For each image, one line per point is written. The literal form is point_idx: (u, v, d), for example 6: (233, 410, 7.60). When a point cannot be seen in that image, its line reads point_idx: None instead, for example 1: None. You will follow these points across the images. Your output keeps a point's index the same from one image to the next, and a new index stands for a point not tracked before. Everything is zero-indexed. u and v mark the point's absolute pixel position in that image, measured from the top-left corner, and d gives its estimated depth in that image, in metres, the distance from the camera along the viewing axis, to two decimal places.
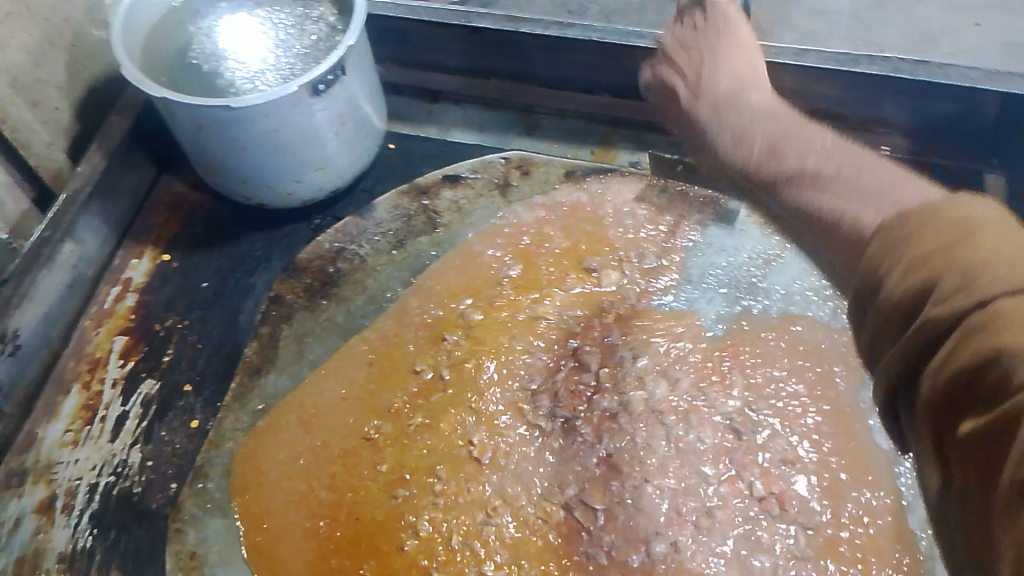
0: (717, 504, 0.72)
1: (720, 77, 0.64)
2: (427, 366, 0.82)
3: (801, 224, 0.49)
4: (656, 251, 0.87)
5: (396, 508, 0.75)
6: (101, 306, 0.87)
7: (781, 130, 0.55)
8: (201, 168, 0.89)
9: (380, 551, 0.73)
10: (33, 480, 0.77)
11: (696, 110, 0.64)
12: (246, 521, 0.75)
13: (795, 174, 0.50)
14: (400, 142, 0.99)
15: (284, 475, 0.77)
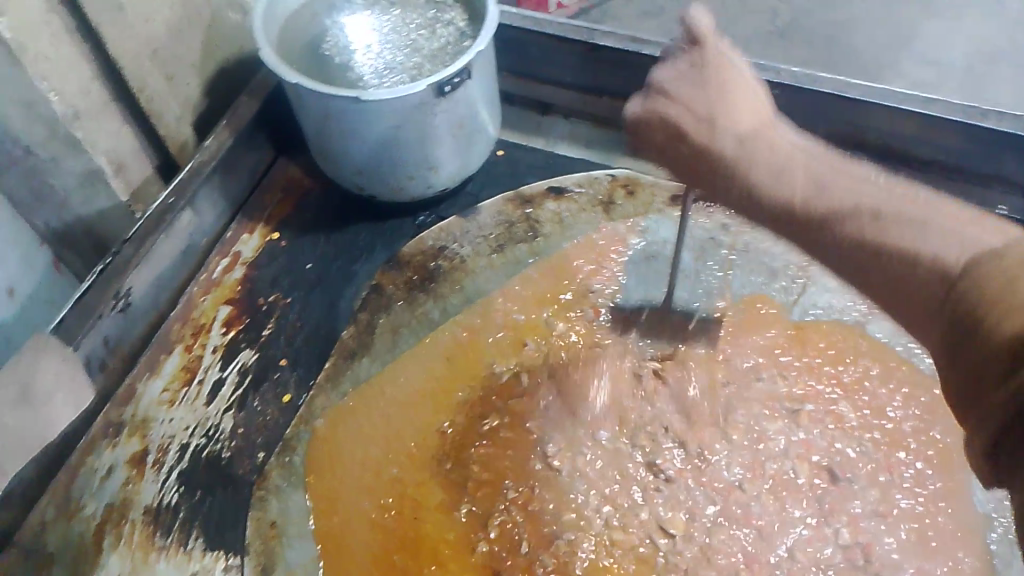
0: (798, 546, 0.71)
1: (739, 117, 0.57)
2: (505, 369, 0.83)
3: (869, 271, 0.48)
4: (757, 282, 0.87)
5: (464, 512, 0.75)
6: (209, 275, 0.90)
7: (826, 169, 0.53)
8: (318, 156, 0.92)
9: (443, 556, 0.73)
10: (128, 433, 0.80)
11: (717, 152, 0.57)
12: (317, 503, 0.76)
13: (831, 211, 0.50)
14: (509, 150, 1.00)
15: (357, 461, 0.78)
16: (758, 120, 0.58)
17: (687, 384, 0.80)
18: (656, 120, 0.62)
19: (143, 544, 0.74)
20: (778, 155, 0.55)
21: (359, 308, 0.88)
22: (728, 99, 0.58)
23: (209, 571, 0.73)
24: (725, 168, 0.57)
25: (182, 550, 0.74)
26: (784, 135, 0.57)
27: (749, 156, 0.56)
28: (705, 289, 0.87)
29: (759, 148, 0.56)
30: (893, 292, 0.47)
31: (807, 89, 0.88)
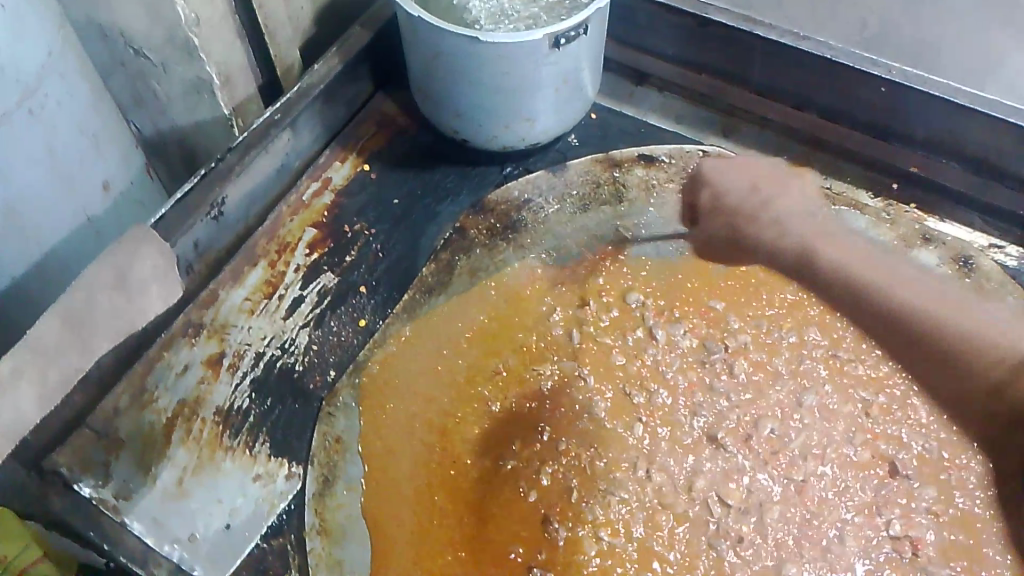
0: (849, 532, 0.72)
1: None
2: (568, 323, 0.84)
3: None
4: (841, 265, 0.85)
5: (511, 458, 0.77)
6: (300, 197, 0.92)
7: None
8: (418, 92, 0.93)
9: (487, 504, 0.75)
10: (208, 334, 0.82)
11: None
12: (368, 428, 0.78)
13: (885, 277, 0.61)
14: (603, 115, 1.01)
15: (409, 391, 0.80)
16: None
17: (754, 361, 0.81)
18: None
19: (211, 442, 0.77)
20: (848, 248, 0.64)
21: (440, 246, 0.89)
22: None
23: (273, 476, 0.75)
24: None
25: (248, 453, 0.77)
26: None
27: None
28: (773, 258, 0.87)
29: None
30: None
31: (914, 87, 0.88)
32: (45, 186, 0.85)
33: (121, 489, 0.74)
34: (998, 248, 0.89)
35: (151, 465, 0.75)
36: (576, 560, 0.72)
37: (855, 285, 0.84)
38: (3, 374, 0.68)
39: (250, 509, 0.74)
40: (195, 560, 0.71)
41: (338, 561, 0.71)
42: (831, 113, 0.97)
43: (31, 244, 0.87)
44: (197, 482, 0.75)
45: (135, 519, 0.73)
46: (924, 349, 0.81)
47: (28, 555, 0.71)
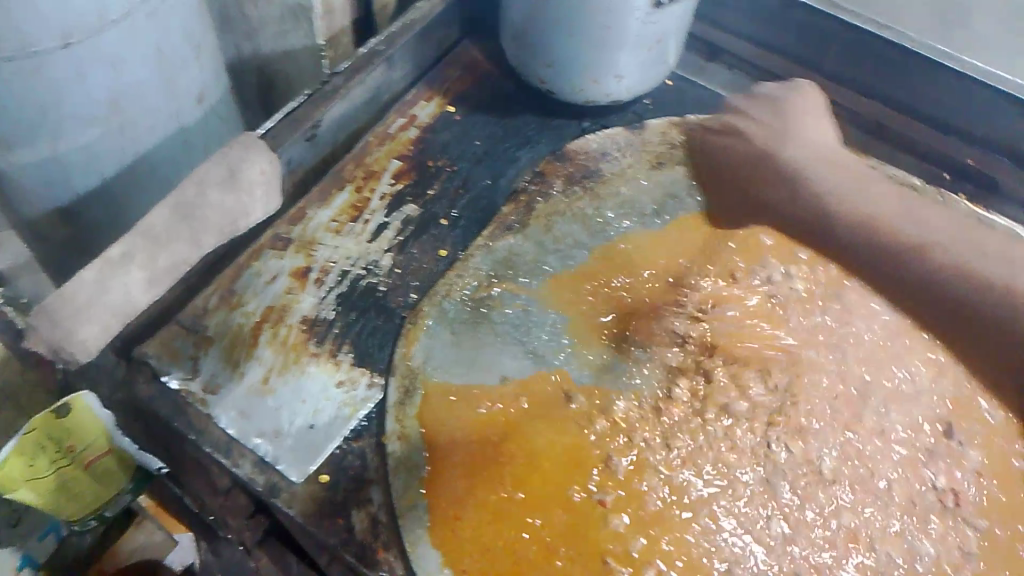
0: (898, 482, 0.77)
1: (783, 142, 0.95)
2: (642, 263, 0.89)
3: (856, 274, 0.91)
4: (823, 230, 0.92)
5: (572, 406, 0.78)
6: (387, 129, 0.96)
7: (888, 219, 0.90)
8: (513, 40, 0.97)
9: (548, 444, 0.76)
10: (296, 248, 0.86)
11: (752, 164, 0.96)
12: (427, 350, 0.80)
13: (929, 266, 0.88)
14: (678, 83, 1.06)
15: (477, 322, 0.83)
16: (749, 157, 0.96)
17: (798, 311, 0.86)
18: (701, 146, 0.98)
19: (297, 346, 0.80)
20: (845, 195, 0.92)
21: (518, 188, 0.92)
22: (745, 193, 0.95)
23: (355, 383, 0.79)
24: (798, 190, 0.93)
25: (332, 359, 0.80)
26: (821, 183, 0.92)
27: (763, 169, 0.95)
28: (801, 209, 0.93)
29: (823, 197, 0.92)
30: (941, 311, 0.87)
31: (987, 85, 0.92)
32: (149, 89, 0.89)
33: (208, 383, 0.77)
34: None
35: (238, 362, 0.79)
36: (640, 493, 0.74)
37: (898, 252, 0.89)
38: (115, 256, 0.73)
39: (332, 411, 0.77)
40: (280, 454, 0.74)
41: (416, 466, 0.74)
42: (899, 105, 1.02)
43: (123, 143, 0.92)
44: (282, 381, 0.78)
45: (222, 411, 0.76)
46: (919, 294, 0.88)
47: (93, 450, 0.76)
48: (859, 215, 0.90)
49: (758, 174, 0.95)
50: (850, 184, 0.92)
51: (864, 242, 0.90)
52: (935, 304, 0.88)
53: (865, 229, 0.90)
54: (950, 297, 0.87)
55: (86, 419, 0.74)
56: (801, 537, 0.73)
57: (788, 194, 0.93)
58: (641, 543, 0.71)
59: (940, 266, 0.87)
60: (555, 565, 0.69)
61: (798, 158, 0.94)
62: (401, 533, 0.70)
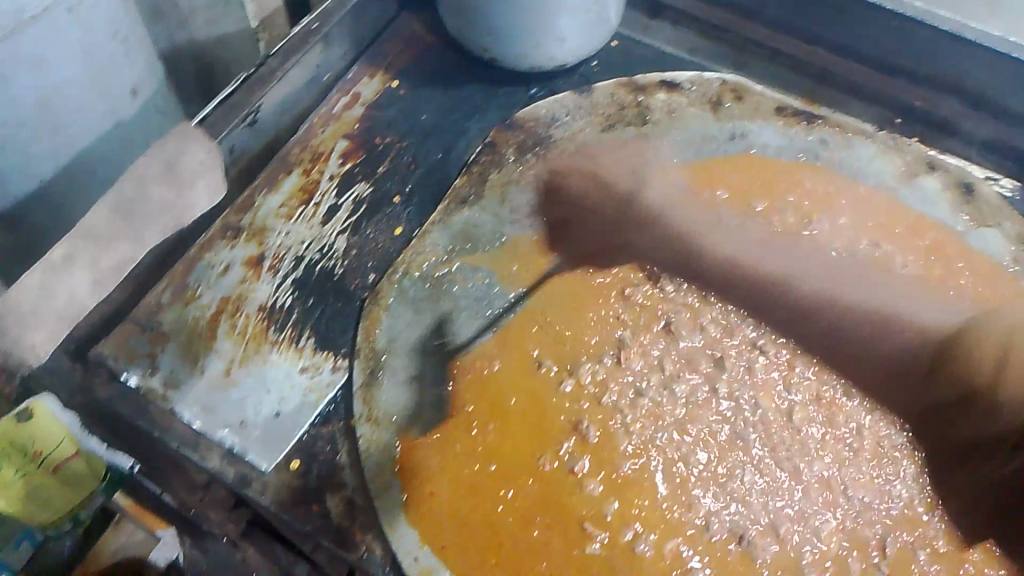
0: (866, 426, 0.78)
1: (663, 175, 0.91)
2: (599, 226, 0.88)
3: (759, 300, 0.84)
4: (780, 182, 0.90)
5: (541, 374, 0.78)
6: (331, 109, 0.94)
7: (782, 251, 0.87)
8: (452, 10, 0.95)
9: (516, 414, 0.76)
10: (247, 236, 0.84)
11: (634, 203, 0.89)
12: (390, 328, 0.79)
13: (828, 296, 0.84)
14: (624, 43, 1.05)
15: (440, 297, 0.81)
16: (622, 216, 0.89)
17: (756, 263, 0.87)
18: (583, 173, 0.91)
19: (256, 336, 0.79)
20: (730, 255, 0.87)
21: (470, 161, 0.91)
22: (625, 231, 0.88)
23: (319, 368, 0.78)
24: (675, 266, 0.86)
25: (294, 347, 0.79)
26: (704, 235, 0.88)
27: (644, 220, 0.88)
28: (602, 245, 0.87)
29: (708, 248, 0.87)
30: (849, 367, 0.81)
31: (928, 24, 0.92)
32: (81, 84, 0.86)
33: (168, 379, 0.76)
34: (993, 179, 0.92)
35: (198, 356, 0.77)
36: (611, 455, 0.74)
37: (779, 291, 0.85)
38: (58, 260, 0.72)
39: (297, 398, 0.76)
40: (247, 445, 0.73)
41: (387, 447, 0.73)
42: (842, 50, 1.02)
43: (59, 142, 0.89)
44: (244, 372, 0.77)
45: (185, 407, 0.74)
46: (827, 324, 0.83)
47: (60, 456, 0.70)
48: (753, 259, 0.86)
49: (638, 218, 0.88)
50: (710, 228, 0.88)
51: (754, 290, 0.85)
52: (839, 362, 0.81)
53: (756, 289, 0.85)
54: (857, 351, 0.82)
55: (48, 422, 0.69)
56: (775, 487, 0.74)
57: (666, 246, 0.87)
58: (614, 507, 0.72)
59: (802, 296, 0.84)
60: (532, 534, 0.70)
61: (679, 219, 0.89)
62: (377, 514, 0.70)
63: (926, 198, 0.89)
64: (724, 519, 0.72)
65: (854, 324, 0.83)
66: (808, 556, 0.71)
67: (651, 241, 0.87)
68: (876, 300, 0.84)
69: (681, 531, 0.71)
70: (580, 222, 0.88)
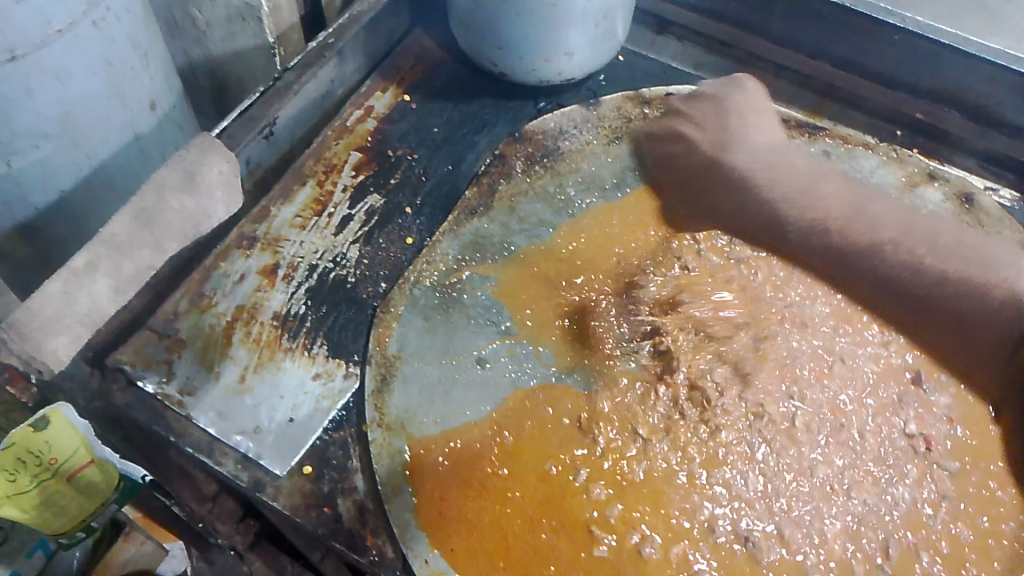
0: (870, 431, 0.79)
1: (738, 145, 0.93)
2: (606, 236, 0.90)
3: (819, 258, 0.89)
4: None
5: (555, 381, 0.80)
6: (343, 122, 0.96)
7: (855, 213, 0.89)
8: (463, 26, 0.97)
9: (521, 423, 0.77)
10: (262, 246, 0.86)
11: (714, 162, 0.93)
12: (403, 332, 0.81)
13: (895, 260, 0.87)
14: (629, 58, 1.07)
15: (452, 305, 0.83)
16: (703, 162, 0.94)
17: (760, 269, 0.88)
18: (669, 132, 0.97)
19: (271, 343, 0.81)
20: (802, 207, 0.89)
21: (481, 172, 0.93)
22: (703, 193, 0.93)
23: (331, 375, 0.79)
24: (747, 220, 0.91)
25: (307, 353, 0.80)
26: (773, 194, 0.90)
27: (721, 175, 0.92)
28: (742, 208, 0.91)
29: (781, 199, 0.90)
30: (910, 325, 0.86)
31: (929, 37, 0.94)
32: (100, 97, 0.88)
33: (184, 386, 0.77)
34: (992, 189, 0.96)
35: (213, 363, 0.79)
36: (615, 462, 0.76)
37: (845, 254, 0.88)
38: (79, 266, 0.73)
39: (311, 404, 0.78)
40: (262, 450, 0.75)
41: (399, 451, 0.74)
42: (845, 64, 1.03)
43: (79, 154, 0.91)
44: (259, 379, 0.78)
45: (200, 413, 0.76)
46: (891, 288, 0.87)
47: (75, 463, 0.69)
48: (823, 216, 0.88)
49: (716, 178, 0.92)
50: (780, 185, 0.90)
51: (819, 243, 0.88)
52: (904, 309, 0.87)
53: (821, 249, 0.89)
54: (924, 307, 0.86)
55: (65, 427, 0.68)
56: (781, 491, 0.75)
57: (741, 194, 0.91)
58: (619, 509, 0.73)
59: (877, 263, 0.87)
60: (540, 537, 0.71)
61: (750, 167, 0.92)
62: (388, 517, 0.71)
63: (930, 204, 0.91)
64: (729, 522, 0.73)
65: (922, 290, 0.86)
66: (813, 558, 0.72)
67: (722, 201, 0.92)
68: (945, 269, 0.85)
69: (686, 535, 0.72)
70: (705, 182, 0.93)
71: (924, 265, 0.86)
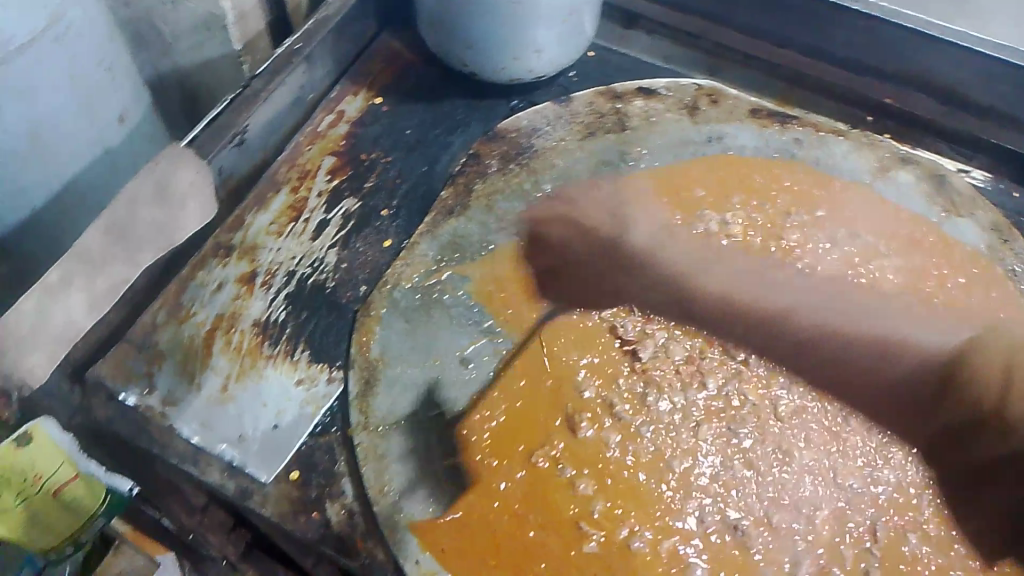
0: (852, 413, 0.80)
1: (637, 218, 0.90)
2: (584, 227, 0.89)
3: (727, 326, 0.84)
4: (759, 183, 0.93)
5: (543, 376, 0.80)
6: (315, 128, 0.96)
7: (755, 288, 0.86)
8: (431, 27, 0.97)
9: (508, 420, 0.77)
10: (239, 255, 0.86)
11: (620, 247, 0.88)
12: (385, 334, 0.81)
13: (813, 325, 0.84)
14: (600, 53, 1.07)
15: (433, 307, 0.83)
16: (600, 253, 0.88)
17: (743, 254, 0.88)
18: (563, 215, 0.90)
19: (251, 351, 0.80)
20: (700, 283, 0.86)
21: (456, 171, 0.93)
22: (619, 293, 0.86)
23: (314, 381, 0.79)
24: (649, 296, 0.86)
25: (289, 360, 0.80)
26: (700, 279, 0.87)
27: (641, 253, 0.88)
28: (662, 300, 0.85)
29: (699, 282, 0.86)
30: (836, 388, 0.82)
31: (892, 23, 0.95)
32: (68, 112, 0.88)
33: (165, 399, 0.77)
34: (964, 171, 0.97)
35: (193, 375, 0.78)
36: (598, 454, 0.76)
37: (774, 313, 0.85)
38: (53, 281, 0.73)
39: (295, 410, 0.77)
40: (247, 458, 0.74)
41: (384, 454, 0.74)
42: (812, 52, 1.04)
43: (50, 170, 0.90)
44: (241, 387, 0.78)
45: (183, 423, 0.75)
46: (826, 362, 0.83)
47: (59, 480, 0.68)
48: (732, 286, 0.86)
49: (621, 263, 0.87)
50: (703, 279, 0.86)
51: (733, 320, 0.84)
52: (827, 366, 0.83)
53: (747, 312, 0.85)
54: (859, 372, 0.82)
55: (47, 447, 0.67)
56: (767, 479, 0.76)
57: (652, 287, 0.86)
58: (603, 506, 0.73)
59: (800, 329, 0.84)
60: (527, 535, 0.71)
61: (643, 236, 0.89)
62: (379, 520, 0.71)
63: (902, 189, 0.92)
64: (715, 511, 0.74)
65: (854, 337, 0.84)
66: (802, 543, 0.73)
67: (641, 280, 0.86)
68: (873, 325, 0.84)
69: (676, 528, 0.72)
70: (609, 272, 0.87)
71: (863, 326, 0.84)
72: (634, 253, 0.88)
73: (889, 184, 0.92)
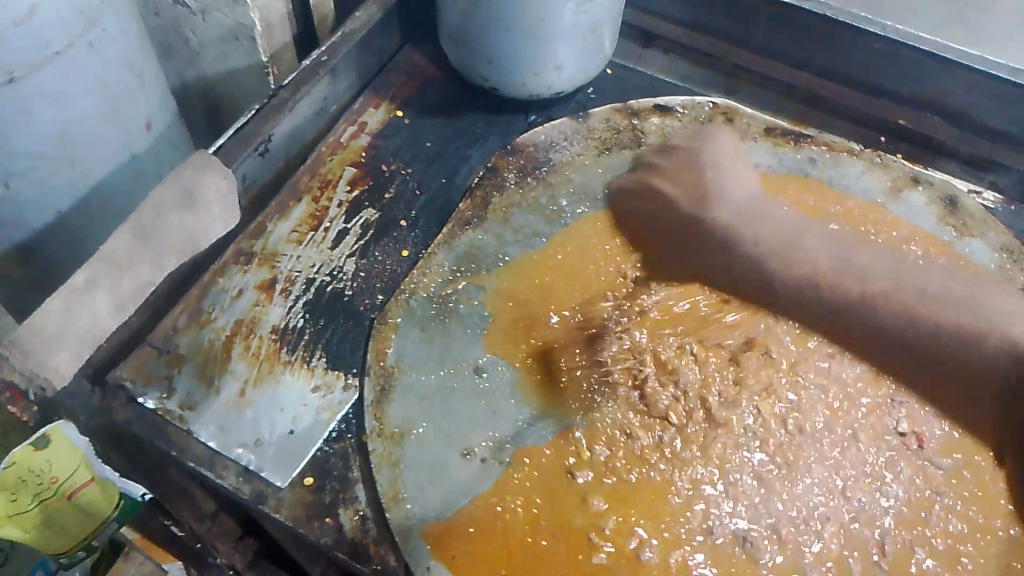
0: (862, 430, 0.80)
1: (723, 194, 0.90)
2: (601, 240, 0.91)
3: (808, 315, 0.86)
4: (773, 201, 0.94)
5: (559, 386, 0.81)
6: (338, 138, 0.98)
7: (906, 293, 0.85)
8: (453, 42, 0.99)
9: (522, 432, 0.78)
10: (259, 262, 0.87)
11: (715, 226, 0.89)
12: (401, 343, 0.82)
13: (893, 308, 0.84)
14: (618, 70, 1.09)
15: (448, 317, 0.84)
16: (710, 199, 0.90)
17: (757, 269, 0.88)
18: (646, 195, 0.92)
19: (270, 357, 0.81)
20: (796, 268, 0.87)
21: (474, 184, 0.94)
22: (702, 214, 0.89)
23: (331, 387, 0.80)
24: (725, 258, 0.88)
25: (306, 366, 0.81)
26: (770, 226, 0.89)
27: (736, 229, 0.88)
28: (739, 280, 0.88)
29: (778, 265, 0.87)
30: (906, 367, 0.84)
31: (908, 44, 0.96)
32: (97, 118, 0.90)
33: (184, 402, 0.78)
34: (976, 192, 0.97)
35: (213, 378, 0.79)
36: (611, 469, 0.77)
37: (853, 299, 0.85)
38: (80, 283, 0.74)
39: (311, 416, 0.78)
40: (263, 462, 0.75)
41: (398, 461, 0.75)
42: (829, 73, 1.06)
43: (77, 174, 0.92)
44: (259, 393, 0.79)
45: (201, 427, 0.77)
46: (889, 335, 0.84)
47: (75, 481, 0.69)
48: (829, 274, 0.86)
49: (703, 237, 0.89)
50: (775, 239, 0.88)
51: (828, 307, 0.85)
52: (899, 356, 0.84)
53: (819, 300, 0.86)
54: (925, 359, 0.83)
55: (64, 446, 0.69)
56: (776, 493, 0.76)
57: (732, 258, 0.88)
58: (613, 523, 0.73)
59: (876, 319, 0.84)
60: (537, 543, 0.71)
61: (733, 198, 0.90)
62: (391, 525, 0.72)
63: (914, 209, 0.93)
64: (725, 523, 0.74)
65: (932, 332, 0.83)
66: (809, 557, 0.73)
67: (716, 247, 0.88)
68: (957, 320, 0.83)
69: (684, 541, 0.73)
70: (686, 249, 0.89)
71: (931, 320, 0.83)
72: (716, 229, 0.89)
73: (900, 204, 0.93)
